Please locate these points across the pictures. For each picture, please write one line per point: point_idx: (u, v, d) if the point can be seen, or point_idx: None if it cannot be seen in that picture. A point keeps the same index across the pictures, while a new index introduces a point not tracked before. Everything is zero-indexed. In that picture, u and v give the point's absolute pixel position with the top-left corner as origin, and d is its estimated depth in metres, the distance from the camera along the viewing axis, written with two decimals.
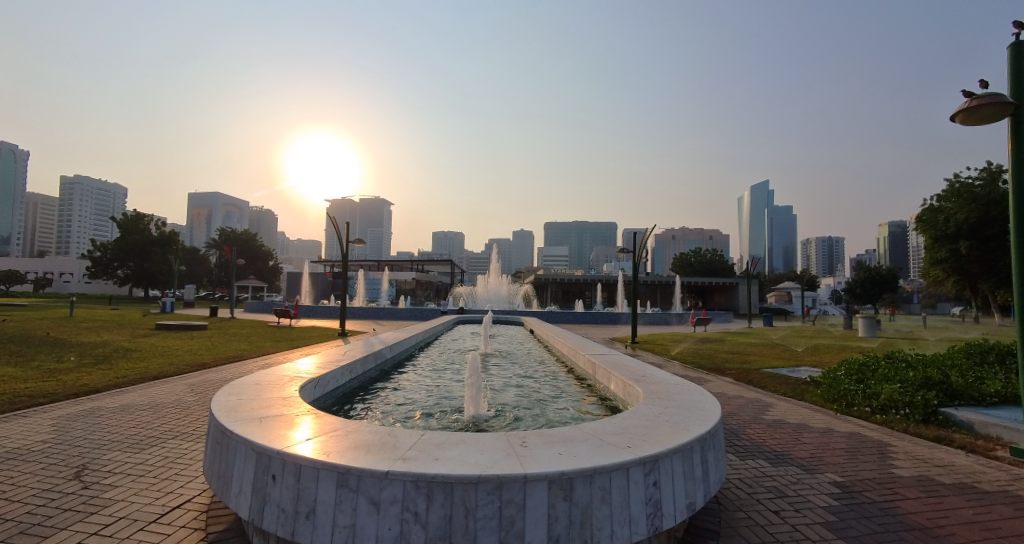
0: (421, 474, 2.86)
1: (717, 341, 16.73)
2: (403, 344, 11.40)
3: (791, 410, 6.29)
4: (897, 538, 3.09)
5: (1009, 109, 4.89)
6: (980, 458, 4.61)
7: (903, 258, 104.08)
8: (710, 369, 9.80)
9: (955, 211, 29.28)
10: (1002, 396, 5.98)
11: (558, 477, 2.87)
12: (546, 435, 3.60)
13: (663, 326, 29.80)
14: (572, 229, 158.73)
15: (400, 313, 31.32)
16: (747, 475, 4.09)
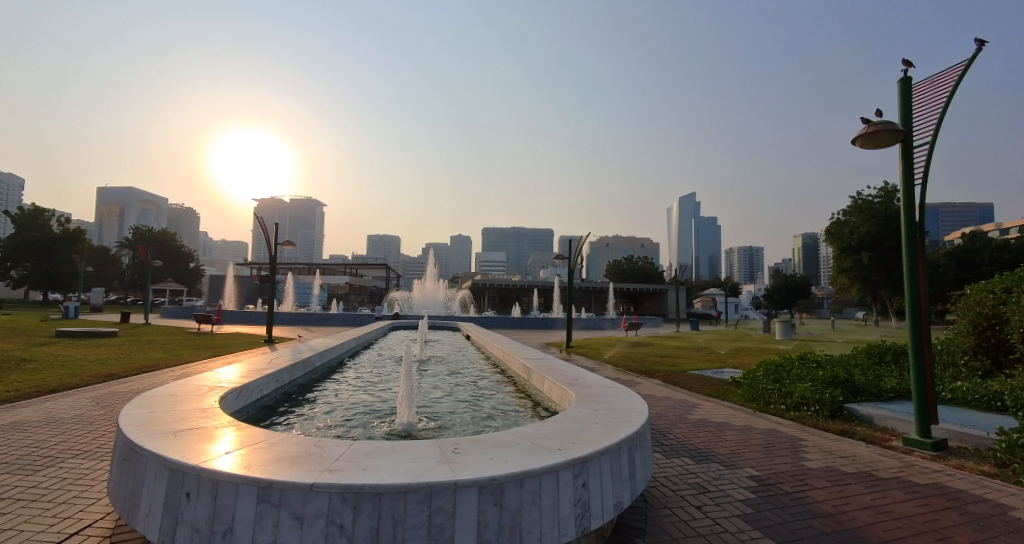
0: (348, 486, 2.74)
1: (646, 345, 17.46)
2: (334, 351, 11.00)
3: (715, 409, 6.63)
4: (809, 527, 3.30)
5: (900, 136, 5.40)
6: (879, 448, 5.05)
7: (814, 267, 113.99)
8: (641, 372, 10.15)
9: (858, 225, 32.22)
10: (897, 392, 6.61)
11: (488, 482, 2.87)
12: (478, 440, 3.58)
13: (596, 330, 30.70)
14: (509, 235, 160.63)
15: (332, 319, 30.30)
16: (673, 472, 4.24)
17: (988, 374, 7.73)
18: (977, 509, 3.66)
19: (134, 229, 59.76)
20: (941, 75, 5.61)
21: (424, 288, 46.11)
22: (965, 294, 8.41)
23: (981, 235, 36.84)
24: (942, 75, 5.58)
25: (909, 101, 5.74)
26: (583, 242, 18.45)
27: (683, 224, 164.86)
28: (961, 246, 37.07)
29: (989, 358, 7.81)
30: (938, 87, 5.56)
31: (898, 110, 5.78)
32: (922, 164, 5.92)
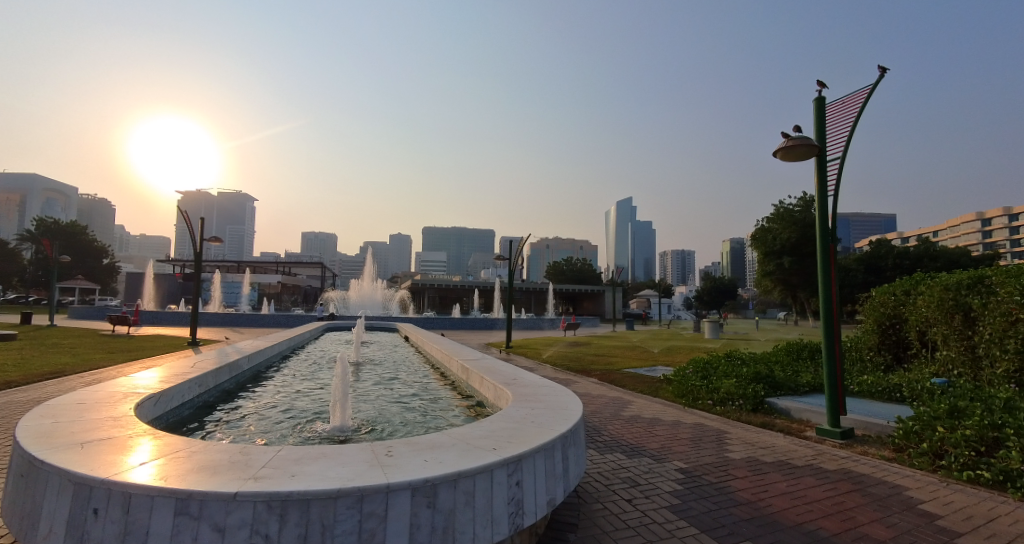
0: (274, 494, 2.63)
1: (584, 344, 17.98)
2: (264, 354, 10.49)
3: (647, 406, 6.91)
4: (730, 515, 3.50)
5: (815, 150, 5.82)
6: (795, 438, 5.45)
7: (741, 270, 122.06)
8: (578, 370, 10.41)
9: (780, 231, 34.57)
10: (812, 386, 7.17)
11: (422, 484, 2.84)
12: (413, 442, 3.56)
13: (535, 331, 31.19)
14: (452, 235, 159.80)
15: (263, 320, 28.87)
16: (606, 468, 4.37)
17: (889, 368, 8.55)
18: (877, 490, 4.04)
19: (36, 220, 54.17)
20: (850, 98, 6.11)
21: (361, 288, 44.98)
22: (871, 296, 9.25)
23: (885, 243, 40.79)
24: (850, 97, 6.06)
25: (823, 120, 6.22)
26: (523, 244, 18.70)
27: (623, 228, 170.83)
28: (869, 253, 40.90)
29: (889, 354, 8.65)
30: (847, 108, 6.05)
31: (813, 126, 6.22)
32: (834, 177, 6.42)
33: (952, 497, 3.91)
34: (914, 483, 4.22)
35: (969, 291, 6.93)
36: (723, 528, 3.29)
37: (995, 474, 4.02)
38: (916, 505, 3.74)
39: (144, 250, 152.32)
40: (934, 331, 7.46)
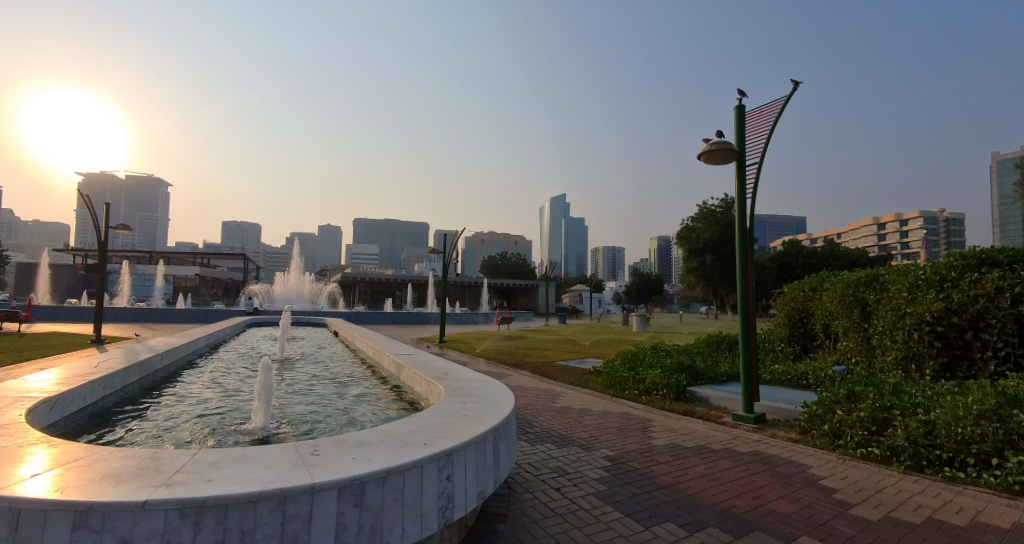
0: (188, 500, 2.47)
1: (517, 338, 18.29)
2: (179, 352, 9.77)
3: (578, 397, 7.17)
4: (653, 498, 3.65)
5: (734, 155, 6.21)
6: (713, 424, 5.85)
7: (668, 267, 129.06)
8: (512, 364, 10.58)
9: (704, 230, 36.75)
10: (729, 375, 7.73)
11: (349, 483, 2.78)
12: (340, 441, 3.48)
13: (470, 325, 31.31)
14: (383, 227, 155.24)
15: (178, 315, 26.79)
16: (536, 459, 4.43)
17: (797, 357, 9.38)
18: (784, 469, 4.40)
19: None
20: (767, 106, 6.57)
21: (287, 282, 42.92)
22: (783, 292, 10.09)
23: (796, 243, 44.45)
24: (766, 107, 6.52)
25: (742, 126, 6.65)
26: (458, 238, 18.63)
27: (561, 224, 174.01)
28: (782, 252, 44.42)
29: (797, 345, 9.49)
30: (764, 116, 6.51)
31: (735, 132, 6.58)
32: (752, 181, 6.90)
33: (848, 472, 4.33)
34: (814, 461, 4.64)
35: (868, 287, 7.72)
36: (645, 510, 3.42)
37: (883, 451, 4.53)
38: (816, 481, 4.10)
39: (35, 236, 135.89)
40: (836, 324, 8.27)
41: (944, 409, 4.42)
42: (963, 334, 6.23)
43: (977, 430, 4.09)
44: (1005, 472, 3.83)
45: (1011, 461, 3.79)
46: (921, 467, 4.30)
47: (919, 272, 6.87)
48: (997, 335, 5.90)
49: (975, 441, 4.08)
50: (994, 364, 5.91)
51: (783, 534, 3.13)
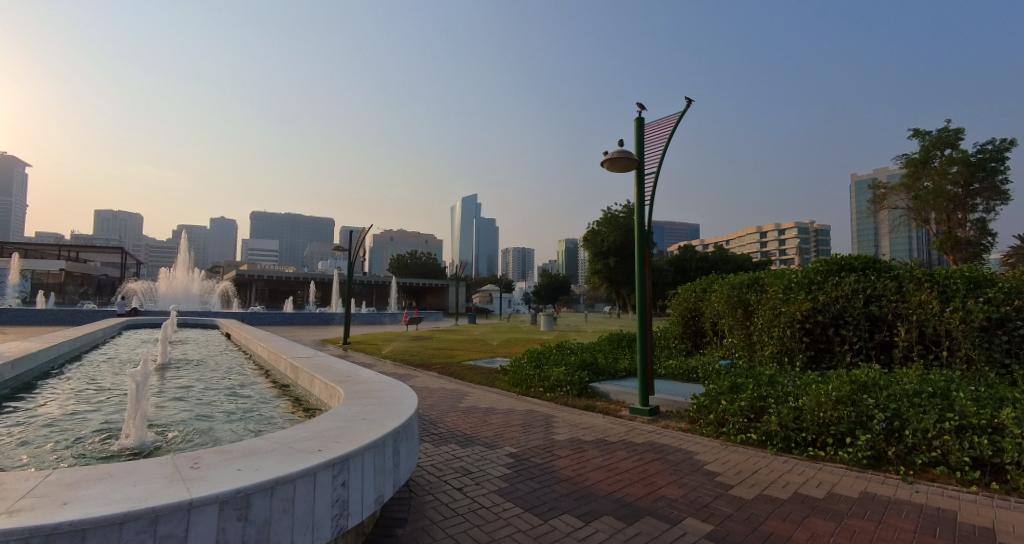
0: (35, 526, 2.07)
1: (426, 338, 18.12)
2: (35, 358, 8.46)
3: (484, 397, 7.23)
4: (552, 491, 3.55)
5: (634, 165, 6.53)
6: (612, 419, 6.17)
7: (575, 267, 135.36)
8: (420, 365, 10.44)
9: (609, 234, 38.87)
10: (628, 371, 8.23)
11: (232, 496, 2.53)
12: (225, 451, 3.22)
13: (378, 326, 30.39)
14: (284, 222, 141.72)
15: (33, 316, 23.14)
16: (439, 459, 4.25)
17: (688, 353, 10.24)
18: (674, 457, 4.57)
19: None
20: (663, 120, 7.01)
21: (173, 278, 38.89)
22: (677, 293, 10.95)
23: (690, 248, 48.59)
24: (663, 121, 6.95)
25: (642, 137, 6.99)
26: (365, 236, 18.03)
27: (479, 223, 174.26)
28: (678, 256, 48.32)
29: (688, 342, 10.37)
30: (661, 129, 6.94)
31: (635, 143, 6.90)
32: (649, 190, 7.33)
33: (729, 456, 4.69)
34: (700, 448, 4.99)
35: (749, 289, 8.61)
36: (544, 504, 3.37)
37: (759, 436, 5.07)
38: (702, 466, 4.30)
39: None
40: (722, 322, 9.13)
41: (809, 395, 5.05)
42: (825, 330, 7.19)
43: (834, 414, 4.72)
44: (856, 448, 4.49)
45: (862, 439, 4.44)
46: (791, 448, 4.88)
47: (792, 276, 7.80)
48: (851, 330, 6.89)
49: (833, 423, 4.71)
50: (850, 355, 6.88)
51: (671, 518, 3.26)
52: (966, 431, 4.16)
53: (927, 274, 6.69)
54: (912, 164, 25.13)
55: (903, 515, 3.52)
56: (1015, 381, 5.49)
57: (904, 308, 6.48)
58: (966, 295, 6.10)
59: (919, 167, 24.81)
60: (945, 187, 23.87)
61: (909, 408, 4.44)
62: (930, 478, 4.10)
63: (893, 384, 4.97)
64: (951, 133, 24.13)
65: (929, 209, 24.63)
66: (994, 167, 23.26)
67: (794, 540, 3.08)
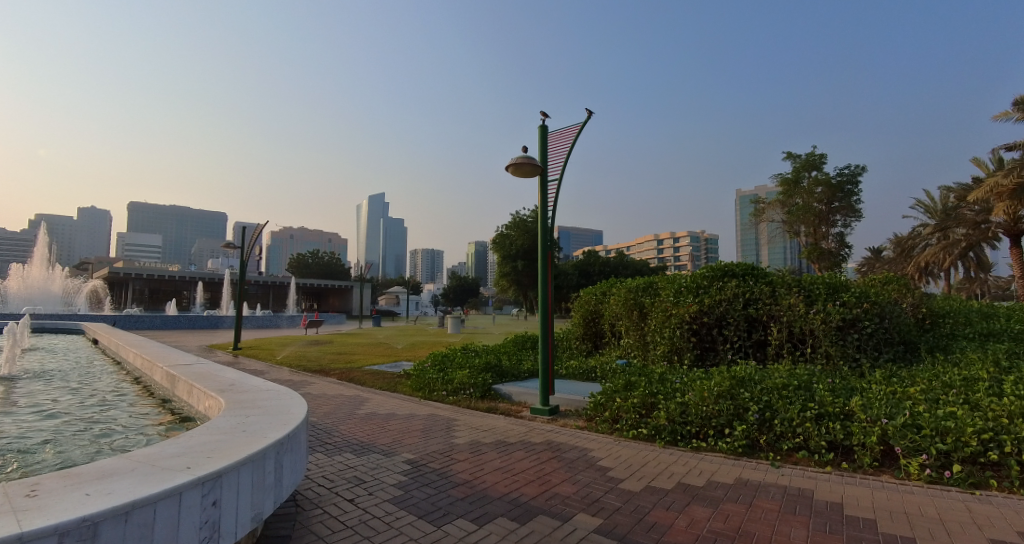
0: None
1: (325, 343, 17.25)
2: None
3: (384, 403, 7.01)
4: (447, 496, 3.51)
5: (537, 171, 6.49)
6: (513, 419, 6.23)
7: (483, 269, 137.52)
8: (317, 371, 9.91)
9: (517, 238, 39.66)
10: (530, 372, 8.39)
11: (75, 525, 2.05)
12: (69, 476, 2.78)
13: (274, 330, 28.39)
14: (168, 214, 121.04)
15: None
16: (331, 470, 4.01)
17: (588, 353, 10.70)
18: (570, 455, 4.71)
19: None
20: (566, 130, 7.07)
21: (27, 274, 33.83)
22: (580, 296, 11.39)
23: (594, 252, 51.08)
24: (566, 130, 7.01)
25: (545, 145, 6.98)
26: (260, 231, 16.88)
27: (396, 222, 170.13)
28: (582, 260, 50.54)
29: (589, 342, 10.83)
30: (563, 139, 6.98)
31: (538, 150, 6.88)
32: (554, 196, 7.40)
33: (621, 452, 4.91)
34: (595, 445, 5.17)
35: (645, 293, 9.15)
36: (439, 510, 3.31)
37: (649, 430, 5.36)
38: (596, 463, 4.48)
39: None
40: (620, 323, 9.58)
41: (694, 391, 5.45)
42: (709, 330, 7.79)
43: (715, 408, 5.11)
44: (733, 438, 4.89)
45: (738, 429, 4.87)
46: (677, 441, 5.21)
47: (683, 281, 8.38)
48: (732, 330, 7.54)
49: (715, 416, 5.10)
50: (731, 353, 7.49)
51: (563, 515, 3.34)
52: (824, 418, 4.74)
53: (795, 280, 7.55)
54: (786, 184, 28.07)
55: (771, 497, 3.90)
56: (861, 373, 6.35)
57: (775, 310, 7.24)
58: (826, 299, 7.02)
59: (791, 186, 27.84)
60: (812, 204, 27.28)
61: (777, 400, 4.97)
62: (794, 461, 4.59)
63: (766, 378, 5.53)
64: (815, 157, 27.38)
65: (800, 223, 27.90)
66: (850, 190, 27.07)
67: (675, 527, 3.29)
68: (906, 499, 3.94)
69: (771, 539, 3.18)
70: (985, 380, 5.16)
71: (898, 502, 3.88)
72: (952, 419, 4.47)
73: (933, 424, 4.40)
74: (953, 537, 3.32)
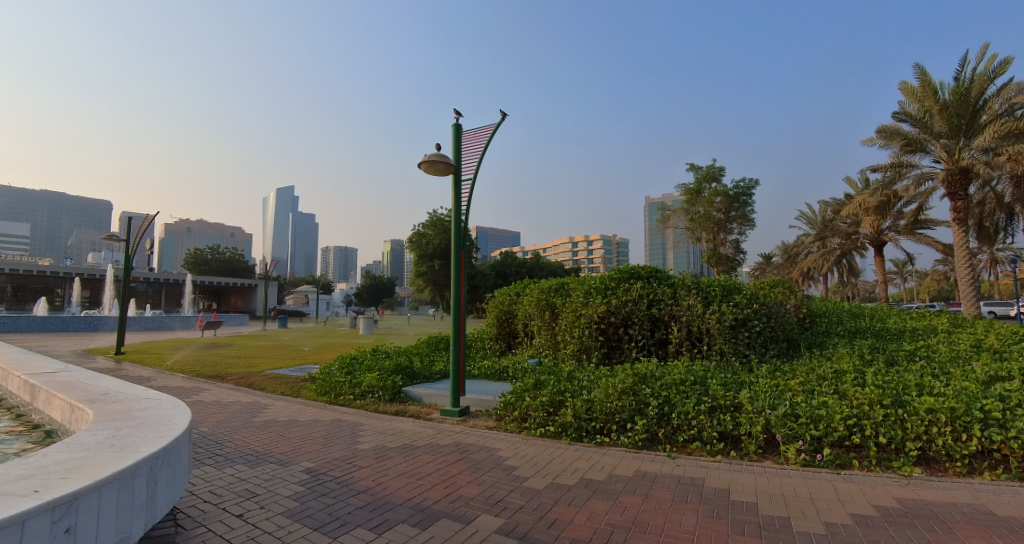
0: None
1: (222, 346, 16.10)
2: None
3: (284, 409, 6.69)
4: (346, 505, 3.42)
5: (450, 170, 6.40)
6: (421, 421, 6.18)
7: (400, 268, 135.14)
8: (212, 377, 9.24)
9: (434, 237, 39.45)
10: (442, 373, 8.38)
11: None
12: None
13: (165, 331, 25.89)
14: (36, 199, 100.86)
15: None
16: (220, 484, 3.75)
17: (502, 353, 10.86)
18: (478, 456, 4.75)
19: None
20: (480, 130, 7.07)
21: None
22: (495, 296, 11.53)
23: (512, 254, 51.96)
24: (480, 130, 7.01)
25: (458, 145, 6.92)
26: (149, 223, 15.48)
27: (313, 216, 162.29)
28: (500, 261, 51.15)
29: (503, 342, 10.99)
30: (478, 139, 6.97)
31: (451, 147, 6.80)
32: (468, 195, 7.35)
33: (528, 450, 5.03)
34: (502, 444, 5.26)
35: (556, 293, 9.41)
36: (335, 520, 3.20)
37: (556, 428, 5.53)
38: (502, 462, 4.56)
39: None
40: (532, 323, 9.79)
41: (599, 389, 5.70)
42: (616, 329, 8.15)
43: (618, 404, 5.39)
44: (634, 432, 5.18)
45: (639, 424, 5.16)
46: (581, 437, 5.42)
47: (593, 282, 8.68)
48: (637, 330, 7.95)
49: (618, 412, 5.37)
50: (635, 351, 7.88)
51: (465, 517, 3.36)
52: (716, 410, 5.13)
53: (694, 282, 8.10)
54: (690, 193, 30.08)
55: (666, 487, 4.16)
56: (749, 367, 6.95)
57: (676, 310, 7.73)
58: (722, 299, 7.63)
59: (694, 196, 29.96)
60: (711, 213, 29.38)
61: (675, 395, 5.31)
62: (688, 452, 4.95)
63: (665, 375, 5.91)
64: (715, 169, 29.54)
65: (701, 229, 29.97)
66: (744, 200, 29.57)
67: (574, 522, 3.42)
68: (784, 482, 4.36)
69: (661, 527, 3.40)
70: (851, 372, 5.85)
71: (777, 485, 4.29)
72: (823, 407, 5.01)
73: (809, 413, 4.92)
74: (819, 514, 3.73)
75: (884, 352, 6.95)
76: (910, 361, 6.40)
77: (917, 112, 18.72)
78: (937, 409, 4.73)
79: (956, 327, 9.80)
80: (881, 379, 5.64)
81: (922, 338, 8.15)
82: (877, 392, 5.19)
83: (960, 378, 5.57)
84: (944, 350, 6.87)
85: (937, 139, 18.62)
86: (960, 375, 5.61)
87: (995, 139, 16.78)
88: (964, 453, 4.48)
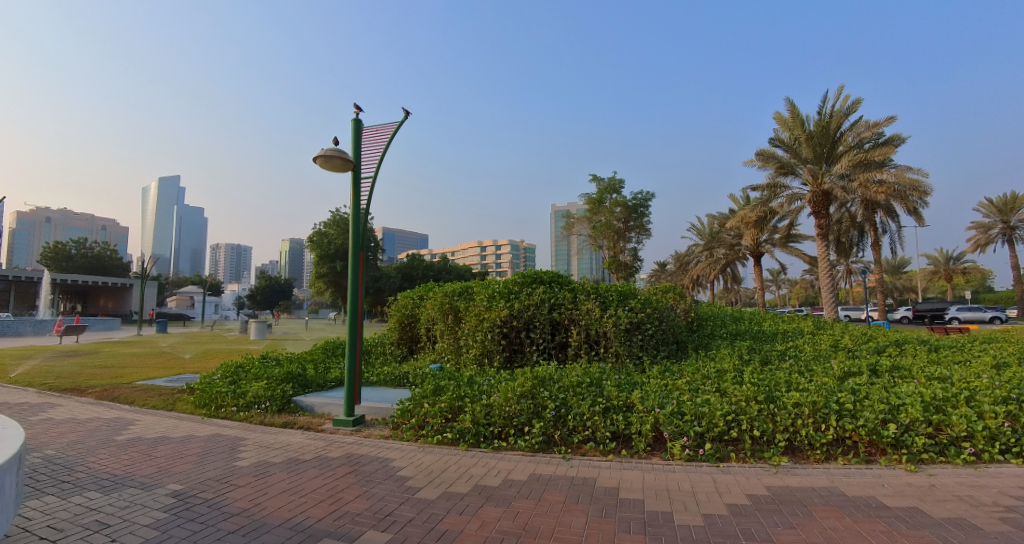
0: None
1: (81, 354, 14.31)
2: None
3: (153, 425, 6.13)
4: (216, 531, 3.22)
5: (348, 166, 6.18)
6: (310, 433, 5.94)
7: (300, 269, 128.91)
8: (66, 391, 8.22)
9: (337, 236, 38.11)
10: (337, 380, 8.15)
11: None
12: None
13: (14, 337, 22.63)
14: None
15: None
16: (62, 518, 3.35)
17: (403, 357, 10.72)
18: (368, 468, 4.66)
19: None
20: (382, 127, 6.87)
21: None
22: (398, 300, 11.36)
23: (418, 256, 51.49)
24: (382, 127, 6.82)
25: (357, 141, 6.69)
26: None
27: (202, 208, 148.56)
28: (407, 263, 50.45)
29: (405, 347, 10.86)
30: (378, 136, 6.77)
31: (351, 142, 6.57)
32: (367, 194, 7.15)
33: (422, 459, 5.01)
34: (397, 454, 5.20)
35: (459, 297, 9.45)
36: None
37: (454, 434, 5.56)
38: (395, 474, 4.51)
39: None
40: (435, 327, 9.73)
41: (498, 393, 5.82)
42: (518, 333, 8.32)
43: (516, 408, 5.53)
44: (531, 436, 5.34)
45: (536, 427, 5.33)
46: (479, 442, 5.50)
47: (497, 286, 8.83)
48: (538, 334, 8.18)
49: (515, 415, 5.51)
50: (535, 354, 8.10)
51: (350, 534, 3.29)
52: (609, 411, 5.45)
53: (594, 288, 8.53)
54: (593, 202, 31.26)
55: (559, 489, 4.34)
56: (642, 368, 7.41)
57: (576, 314, 8.08)
58: (618, 304, 8.09)
59: (597, 206, 31.14)
60: (612, 222, 30.91)
61: (571, 397, 5.58)
62: (582, 452, 5.20)
63: (563, 377, 6.20)
64: (616, 181, 31.01)
65: (603, 237, 31.47)
66: (642, 211, 31.55)
67: (465, 531, 3.46)
68: (669, 477, 4.70)
69: (551, 530, 3.54)
70: (730, 371, 6.45)
71: (662, 480, 4.62)
72: (706, 405, 5.46)
73: (694, 411, 5.35)
74: (699, 506, 4.07)
75: (760, 352, 7.73)
76: (780, 360, 7.18)
77: (789, 139, 20.98)
78: (802, 404, 5.35)
79: (816, 328, 11.24)
80: (756, 376, 6.27)
81: (786, 338, 9.25)
82: (752, 389, 5.77)
83: (821, 374, 6.33)
84: (806, 349, 7.80)
85: (805, 164, 20.98)
86: (822, 371, 6.37)
87: (850, 167, 19.70)
88: (822, 442, 5.09)
